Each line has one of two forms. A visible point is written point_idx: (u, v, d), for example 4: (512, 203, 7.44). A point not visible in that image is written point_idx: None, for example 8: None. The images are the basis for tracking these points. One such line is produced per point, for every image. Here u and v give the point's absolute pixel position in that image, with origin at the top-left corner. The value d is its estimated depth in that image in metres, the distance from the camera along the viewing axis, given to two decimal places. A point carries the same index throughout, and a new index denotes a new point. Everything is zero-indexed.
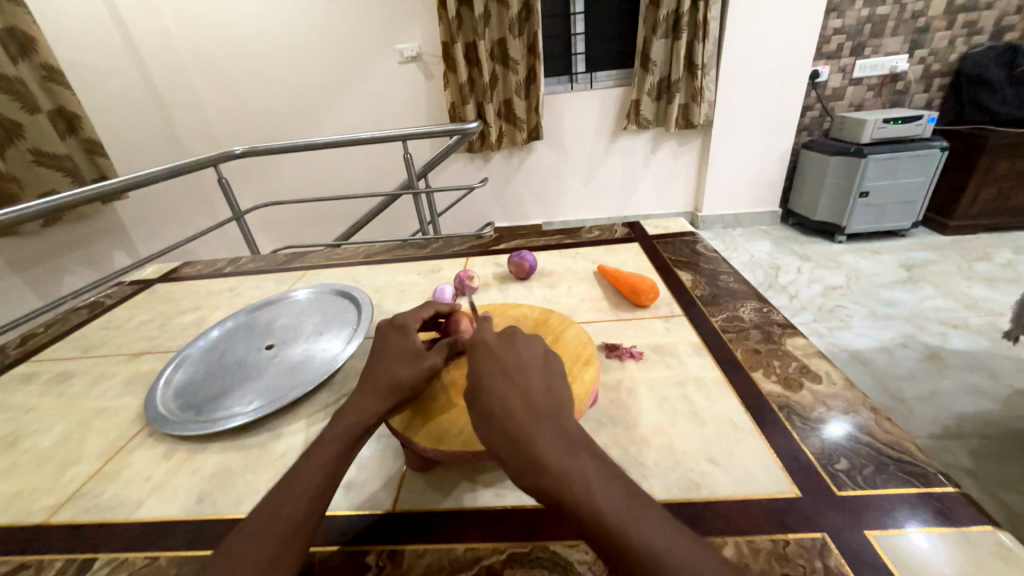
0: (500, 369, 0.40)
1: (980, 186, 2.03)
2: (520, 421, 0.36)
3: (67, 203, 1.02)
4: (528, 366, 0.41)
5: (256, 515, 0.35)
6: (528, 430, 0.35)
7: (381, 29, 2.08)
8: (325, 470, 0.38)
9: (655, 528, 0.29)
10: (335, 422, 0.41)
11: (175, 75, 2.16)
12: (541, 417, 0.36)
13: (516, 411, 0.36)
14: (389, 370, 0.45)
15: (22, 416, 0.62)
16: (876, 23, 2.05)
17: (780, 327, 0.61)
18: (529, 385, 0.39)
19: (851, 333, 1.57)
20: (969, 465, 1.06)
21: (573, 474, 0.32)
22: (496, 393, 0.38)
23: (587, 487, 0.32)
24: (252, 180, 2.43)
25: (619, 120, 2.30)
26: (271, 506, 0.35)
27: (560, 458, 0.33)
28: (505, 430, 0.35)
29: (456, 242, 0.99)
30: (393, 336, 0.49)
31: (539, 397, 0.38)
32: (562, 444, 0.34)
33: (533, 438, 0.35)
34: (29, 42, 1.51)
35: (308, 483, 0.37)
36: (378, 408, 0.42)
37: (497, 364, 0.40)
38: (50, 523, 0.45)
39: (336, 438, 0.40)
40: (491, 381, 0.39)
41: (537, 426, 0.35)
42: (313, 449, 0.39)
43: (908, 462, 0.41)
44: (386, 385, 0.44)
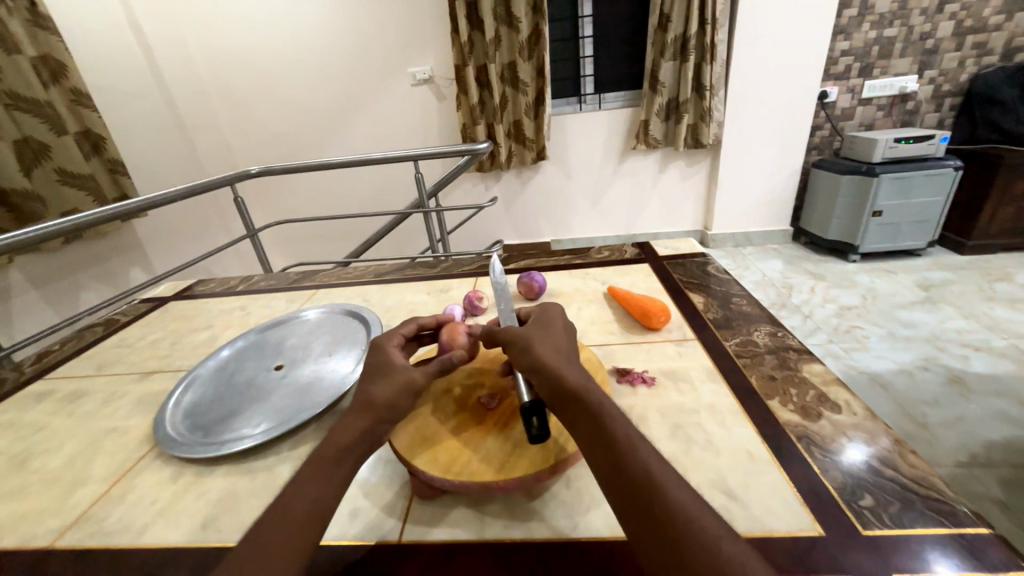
0: (563, 340, 0.47)
1: (998, 205, 2.00)
2: (578, 370, 0.42)
3: (87, 222, 1.05)
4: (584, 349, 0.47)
5: (242, 547, 0.34)
6: (583, 377, 0.41)
7: (395, 53, 2.15)
8: (315, 497, 0.36)
9: (674, 477, 0.33)
10: (318, 446, 0.40)
11: (197, 98, 2.24)
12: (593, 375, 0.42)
13: (575, 365, 0.42)
14: (368, 388, 0.44)
15: (34, 434, 0.62)
16: (883, 45, 2.06)
17: (796, 352, 0.60)
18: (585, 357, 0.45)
19: (869, 355, 1.53)
20: (1000, 496, 1.01)
21: (616, 416, 0.37)
22: (560, 352, 0.44)
23: (623, 428, 0.36)
24: (267, 199, 2.49)
25: (628, 140, 2.32)
26: (256, 539, 0.34)
27: (607, 402, 0.39)
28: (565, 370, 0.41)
29: (465, 262, 1.00)
30: (382, 357, 0.48)
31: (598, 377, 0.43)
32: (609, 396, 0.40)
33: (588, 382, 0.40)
34: (61, 69, 1.58)
35: (294, 511, 0.36)
36: (359, 427, 0.41)
37: (561, 337, 0.47)
38: (55, 547, 0.45)
39: (320, 462, 0.39)
40: (556, 343, 0.45)
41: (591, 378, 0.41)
42: (299, 476, 0.38)
43: (936, 500, 0.39)
44: (364, 404, 0.42)
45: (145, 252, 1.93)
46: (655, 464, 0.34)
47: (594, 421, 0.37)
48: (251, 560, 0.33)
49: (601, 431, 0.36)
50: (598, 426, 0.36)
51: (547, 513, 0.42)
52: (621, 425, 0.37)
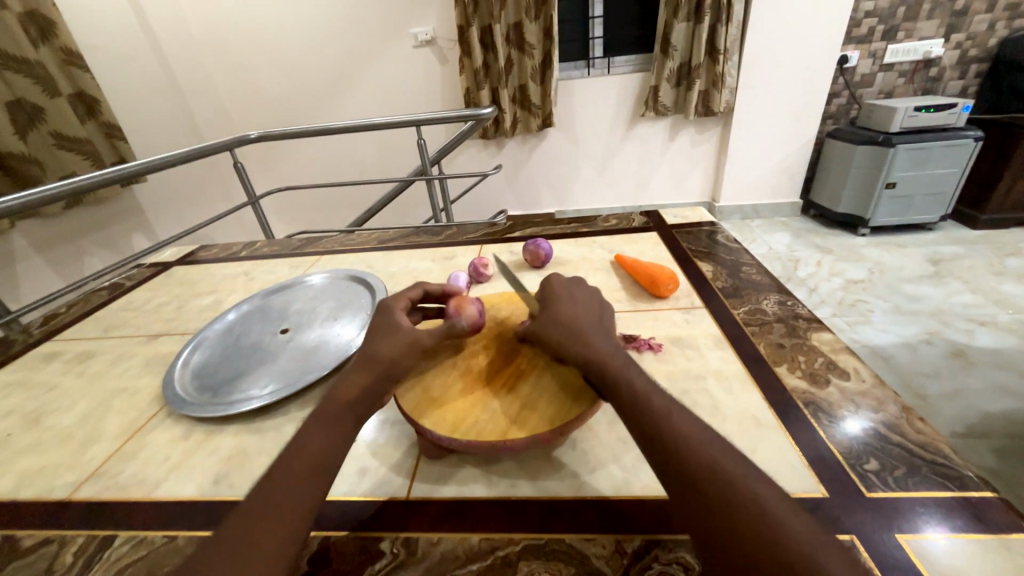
0: (573, 304, 0.43)
1: (1016, 178, 1.94)
2: (595, 344, 0.39)
3: (86, 186, 1.03)
4: (594, 305, 0.44)
5: (248, 500, 0.35)
6: (599, 351, 0.39)
7: (395, 12, 2.05)
8: (316, 451, 0.37)
9: (708, 442, 0.33)
10: (320, 404, 0.40)
11: (191, 59, 2.17)
12: (608, 341, 0.40)
13: (590, 337, 0.40)
14: (369, 345, 0.43)
15: (46, 393, 0.63)
16: (910, 6, 1.95)
17: (805, 320, 0.59)
18: (598, 319, 0.42)
19: (872, 328, 1.53)
20: (992, 465, 1.03)
21: (641, 389, 0.36)
22: (570, 322, 0.41)
23: (652, 401, 0.35)
24: (268, 166, 2.45)
25: (636, 107, 2.24)
26: (264, 493, 0.35)
27: (628, 374, 0.37)
28: (576, 351, 0.39)
29: (470, 229, 0.98)
30: (377, 314, 0.46)
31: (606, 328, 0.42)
32: (631, 366, 0.38)
33: (604, 358, 0.38)
34: (49, 26, 1.52)
35: (298, 467, 0.36)
36: (361, 382, 0.41)
37: (569, 299, 0.44)
38: (72, 499, 0.46)
39: (322, 421, 0.39)
40: (564, 312, 0.42)
41: (608, 348, 0.39)
42: (301, 435, 0.39)
43: (942, 464, 0.39)
44: (367, 361, 0.42)
45: (147, 219, 1.92)
46: (687, 432, 0.33)
47: (620, 402, 0.36)
48: (261, 513, 0.33)
49: (628, 410, 0.35)
50: (625, 406, 0.35)
51: (553, 474, 0.42)
52: (648, 397, 0.35)
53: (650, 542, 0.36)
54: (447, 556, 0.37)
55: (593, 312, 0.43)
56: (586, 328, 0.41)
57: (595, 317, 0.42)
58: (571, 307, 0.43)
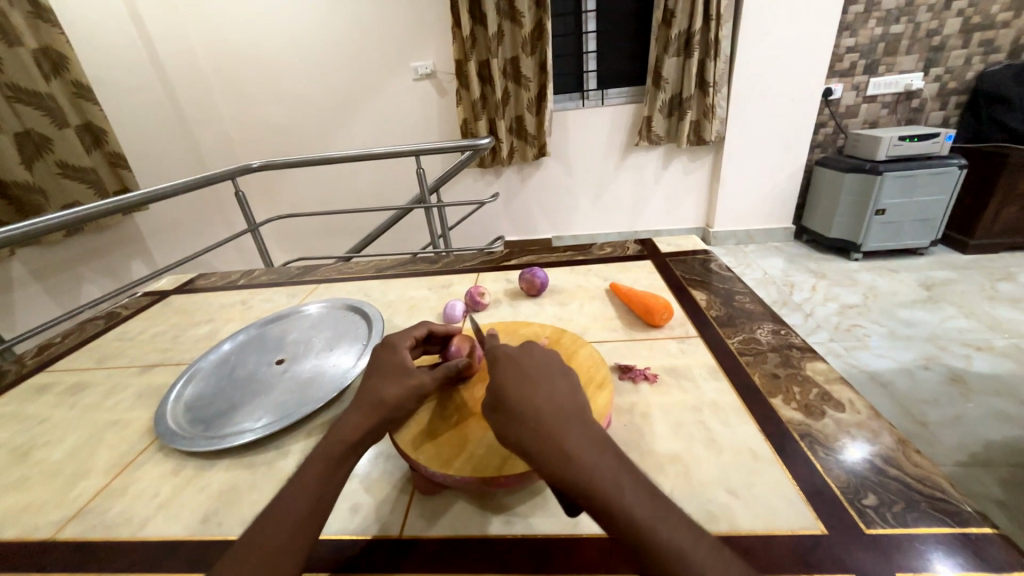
0: (533, 385, 0.39)
1: (1002, 204, 1.98)
2: (558, 429, 0.35)
3: (88, 215, 1.04)
4: (555, 378, 0.40)
5: (241, 541, 0.34)
6: (570, 447, 0.34)
7: (396, 48, 2.14)
8: (312, 490, 0.37)
9: (699, 544, 0.30)
10: (320, 441, 0.40)
11: (198, 92, 2.23)
12: (578, 427, 0.36)
13: (559, 427, 0.35)
14: (376, 386, 0.44)
15: (36, 426, 0.62)
16: (889, 42, 2.05)
17: (799, 350, 0.60)
18: (563, 399, 0.38)
19: (869, 354, 1.53)
20: (998, 495, 1.01)
21: (623, 490, 0.32)
22: (524, 399, 0.38)
23: (636, 504, 0.31)
24: (269, 193, 2.49)
25: (630, 136, 2.31)
26: (258, 532, 0.34)
27: (607, 472, 0.33)
28: (545, 449, 0.34)
29: (467, 258, 0.99)
30: (383, 353, 0.49)
31: (564, 401, 0.38)
32: (608, 456, 0.34)
33: (578, 454, 0.33)
34: (62, 61, 1.57)
35: (293, 506, 0.36)
36: (363, 423, 0.41)
37: (528, 379, 0.40)
38: (56, 539, 0.45)
39: (321, 460, 0.39)
40: (526, 396, 0.38)
41: (579, 439, 0.35)
42: (299, 473, 0.38)
43: (941, 499, 0.39)
44: (373, 401, 0.43)
45: (147, 246, 1.94)
46: (677, 537, 0.30)
47: (603, 512, 0.31)
48: (252, 553, 0.33)
49: (614, 521, 0.31)
50: (609, 517, 0.31)
51: (548, 511, 0.42)
52: (632, 500, 0.31)
53: None
54: None
55: (556, 389, 0.39)
56: (552, 414, 0.36)
57: (560, 396, 0.38)
58: (532, 388, 0.39)
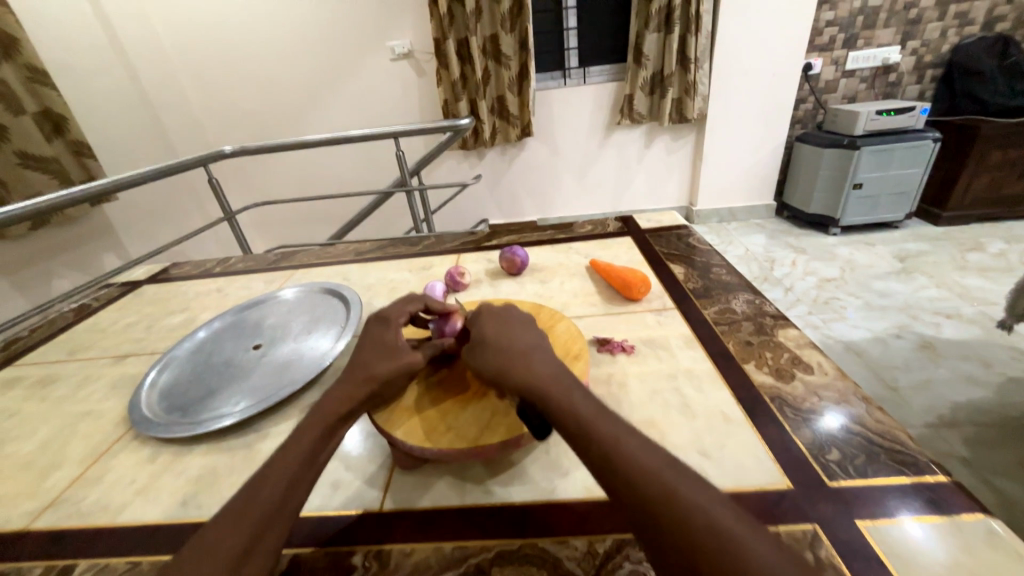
0: (509, 329, 0.44)
1: (973, 176, 2.04)
2: (525, 359, 0.39)
3: (52, 206, 1.00)
4: (535, 332, 0.44)
5: (222, 513, 0.34)
6: (531, 367, 0.38)
7: (371, 27, 2.07)
8: (296, 462, 0.37)
9: (633, 437, 0.33)
10: (309, 414, 0.40)
11: (163, 74, 2.13)
12: (545, 361, 0.40)
13: (526, 356, 0.40)
14: (365, 361, 0.44)
15: (6, 420, 0.61)
16: (868, 15, 2.05)
17: (773, 318, 0.61)
18: (536, 343, 0.42)
19: (846, 325, 1.58)
20: (963, 453, 1.06)
21: (572, 398, 0.36)
22: (499, 340, 0.42)
23: (584, 407, 0.35)
24: (245, 180, 2.43)
25: (612, 115, 2.29)
26: (241, 502, 0.34)
27: (563, 390, 0.36)
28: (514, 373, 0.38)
29: (448, 239, 0.98)
30: (374, 327, 0.48)
31: (536, 342, 0.42)
32: (568, 380, 0.38)
33: (537, 373, 0.38)
34: (12, 43, 1.48)
35: (280, 475, 0.36)
36: (354, 396, 0.41)
37: (506, 326, 0.44)
38: (30, 529, 0.44)
39: (307, 433, 0.39)
40: (501, 336, 0.42)
41: (544, 368, 0.39)
42: (284, 445, 0.38)
43: (899, 451, 0.41)
44: (364, 378, 0.43)
45: (119, 238, 1.87)
46: (597, 418, 0.34)
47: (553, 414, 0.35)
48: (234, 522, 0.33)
49: (560, 419, 0.34)
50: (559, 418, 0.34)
51: (527, 477, 0.43)
52: (584, 412, 0.34)
53: (619, 542, 0.36)
54: (420, 567, 0.36)
55: (531, 337, 0.43)
56: (523, 352, 0.40)
57: (534, 341, 0.42)
58: (510, 334, 0.43)
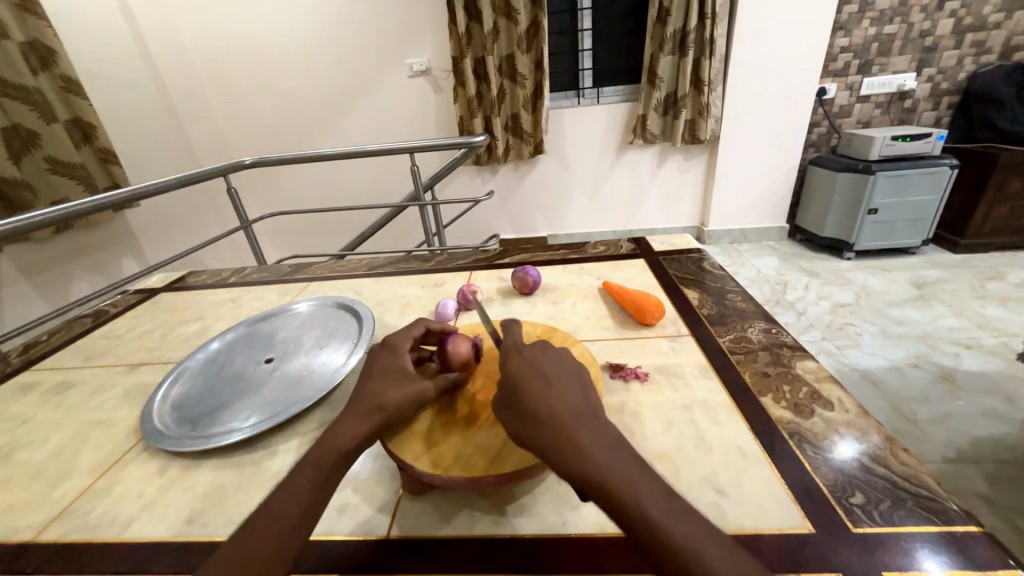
0: (547, 385, 0.39)
1: (992, 204, 2.01)
2: (574, 433, 0.35)
3: (76, 212, 1.02)
4: (571, 381, 0.40)
5: (228, 545, 0.34)
6: (585, 446, 0.34)
7: (390, 45, 2.12)
8: (302, 496, 0.36)
9: (706, 538, 0.30)
10: (313, 448, 0.40)
11: (189, 86, 2.20)
12: (592, 428, 0.36)
13: (574, 428, 0.36)
14: (372, 389, 0.44)
15: (20, 426, 0.61)
16: (883, 42, 2.06)
17: (790, 348, 0.60)
18: (577, 401, 0.38)
19: (861, 352, 1.54)
20: (985, 491, 1.02)
21: (636, 488, 0.32)
22: (540, 403, 0.37)
23: (649, 502, 0.32)
24: (262, 190, 2.47)
25: (625, 134, 2.31)
26: (242, 541, 0.34)
27: (622, 473, 0.33)
28: (564, 448, 0.34)
29: (461, 256, 0.99)
30: (383, 356, 0.48)
31: (577, 401, 0.38)
32: (625, 459, 0.34)
33: (592, 454, 0.34)
34: (50, 55, 1.55)
35: (282, 514, 0.35)
36: (360, 427, 0.41)
37: (543, 379, 0.40)
38: (37, 540, 0.44)
39: (314, 465, 0.38)
40: (542, 397, 0.38)
41: (594, 440, 0.35)
42: (291, 476, 0.38)
43: (927, 497, 0.39)
44: (373, 406, 0.43)
45: (138, 243, 1.91)
46: (666, 515, 0.31)
47: (615, 509, 0.32)
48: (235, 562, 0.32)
49: (626, 517, 0.31)
50: (624, 515, 0.31)
51: (537, 509, 0.42)
52: (648, 502, 0.31)
53: None
54: None
55: (569, 392, 0.39)
56: (568, 417, 0.36)
57: (574, 398, 0.38)
58: (547, 389, 0.39)
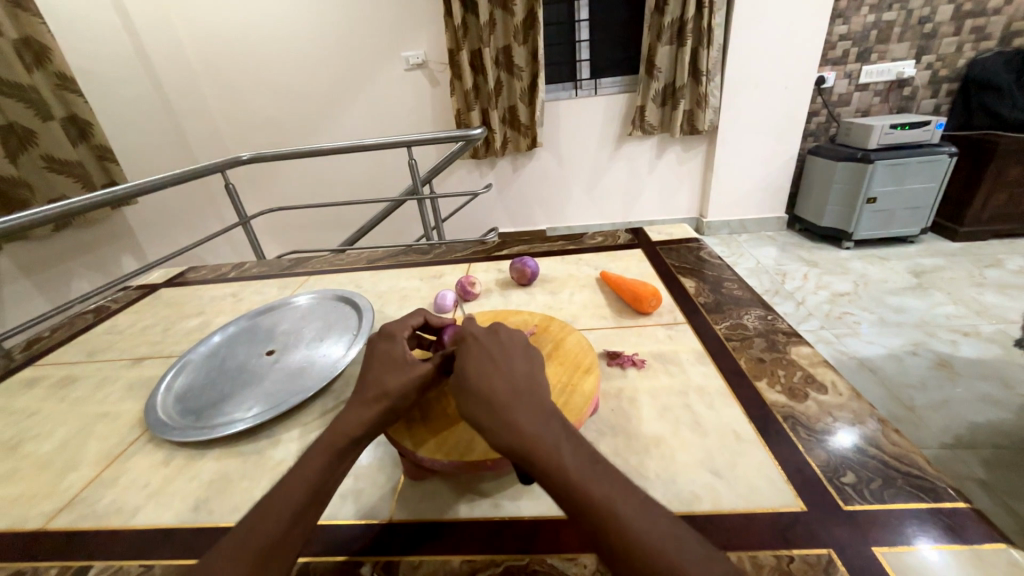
0: (489, 362, 0.40)
1: (991, 192, 2.00)
2: (508, 406, 0.36)
3: (74, 209, 1.02)
4: (518, 361, 0.41)
5: (241, 525, 0.35)
6: (516, 416, 0.35)
7: (387, 38, 2.11)
8: (313, 479, 0.37)
9: (631, 500, 0.31)
10: (324, 433, 0.41)
11: (185, 82, 2.19)
12: (527, 399, 0.37)
13: (509, 400, 0.37)
14: (375, 377, 0.45)
15: (26, 419, 0.62)
16: (882, 29, 2.04)
17: (785, 334, 0.60)
18: (518, 374, 0.39)
19: (859, 340, 1.55)
20: (981, 475, 1.04)
21: (563, 455, 0.33)
22: (479, 378, 0.39)
23: (575, 467, 0.32)
24: (260, 186, 2.47)
25: (623, 126, 2.30)
26: (255, 520, 0.35)
27: (553, 444, 0.34)
28: (499, 424, 0.35)
29: (459, 248, 0.99)
30: (382, 344, 0.49)
31: (519, 376, 0.39)
32: (556, 429, 0.35)
33: (523, 423, 0.35)
34: (44, 52, 1.54)
35: (293, 496, 0.36)
36: (366, 415, 0.41)
37: (487, 356, 0.41)
38: (46, 529, 0.45)
39: (325, 449, 0.39)
40: (481, 373, 0.39)
41: (530, 415, 0.36)
42: (303, 459, 0.39)
43: (917, 476, 0.40)
44: (380, 395, 0.43)
45: (137, 240, 1.91)
46: (589, 479, 0.32)
47: (542, 476, 0.32)
48: (248, 541, 0.33)
49: (552, 481, 0.32)
50: (549, 481, 0.32)
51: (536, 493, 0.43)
52: (573, 466, 0.32)
53: None
54: None
55: (514, 371, 0.40)
56: (506, 394, 0.37)
57: (514, 372, 0.39)
58: (490, 368, 0.39)
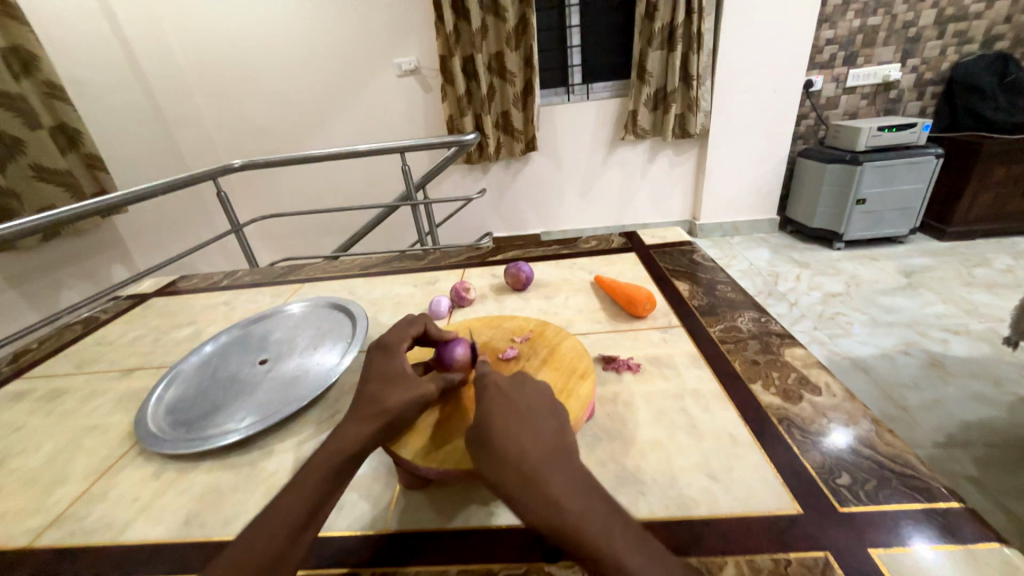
0: (516, 421, 0.39)
1: (978, 192, 2.04)
2: (542, 472, 0.34)
3: (62, 218, 1.01)
4: (544, 418, 0.40)
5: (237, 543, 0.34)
6: (550, 483, 0.34)
7: (379, 44, 2.11)
8: (310, 497, 0.37)
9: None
10: (321, 448, 0.40)
11: (176, 91, 2.18)
12: (559, 463, 0.36)
13: (539, 464, 0.35)
14: (374, 394, 0.45)
15: (12, 434, 0.61)
16: (868, 33, 2.08)
17: (779, 337, 0.61)
18: (546, 435, 0.38)
19: (852, 340, 1.57)
20: (974, 473, 1.05)
21: (603, 527, 0.31)
22: (507, 439, 0.37)
23: (618, 542, 0.31)
24: (253, 193, 2.46)
25: (615, 130, 2.31)
26: (251, 539, 0.34)
27: (588, 508, 0.32)
28: (532, 492, 0.33)
29: (454, 254, 0.99)
30: (380, 359, 0.49)
31: (547, 436, 0.38)
32: (593, 496, 0.33)
33: (558, 491, 0.33)
34: (32, 60, 1.53)
35: (287, 512, 0.36)
36: (365, 430, 0.41)
37: (513, 414, 0.39)
38: (33, 547, 0.44)
39: (322, 465, 0.39)
40: (509, 433, 0.37)
41: (565, 482, 0.34)
42: (299, 476, 0.38)
43: (910, 476, 0.40)
44: (375, 409, 0.43)
45: (127, 249, 1.89)
46: (635, 556, 0.30)
47: (583, 552, 0.30)
48: (245, 560, 0.33)
49: (594, 558, 0.30)
50: (591, 557, 0.30)
51: None
52: (616, 540, 0.31)
53: None
54: None
55: (541, 428, 0.39)
56: (536, 453, 0.36)
57: (543, 432, 0.38)
58: (518, 425, 0.38)
